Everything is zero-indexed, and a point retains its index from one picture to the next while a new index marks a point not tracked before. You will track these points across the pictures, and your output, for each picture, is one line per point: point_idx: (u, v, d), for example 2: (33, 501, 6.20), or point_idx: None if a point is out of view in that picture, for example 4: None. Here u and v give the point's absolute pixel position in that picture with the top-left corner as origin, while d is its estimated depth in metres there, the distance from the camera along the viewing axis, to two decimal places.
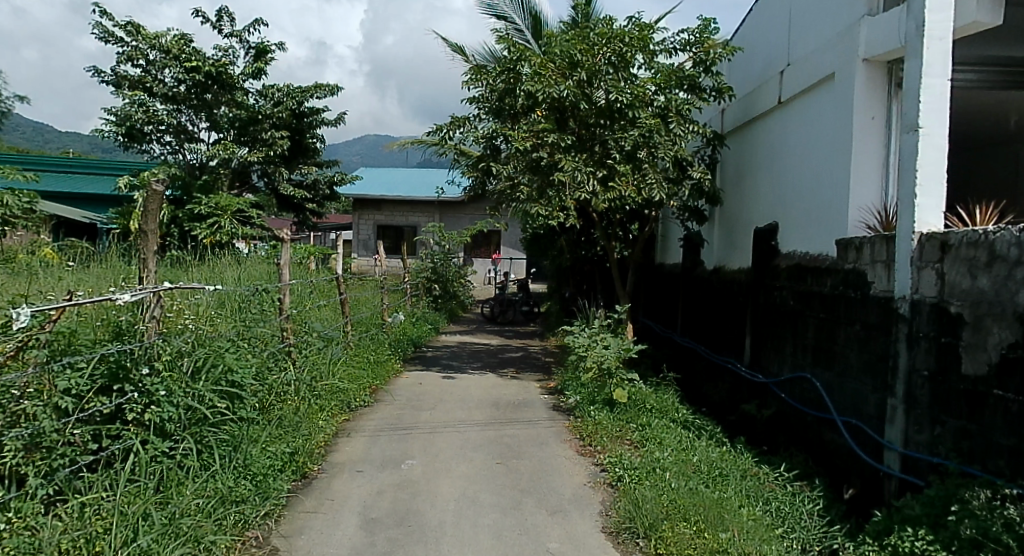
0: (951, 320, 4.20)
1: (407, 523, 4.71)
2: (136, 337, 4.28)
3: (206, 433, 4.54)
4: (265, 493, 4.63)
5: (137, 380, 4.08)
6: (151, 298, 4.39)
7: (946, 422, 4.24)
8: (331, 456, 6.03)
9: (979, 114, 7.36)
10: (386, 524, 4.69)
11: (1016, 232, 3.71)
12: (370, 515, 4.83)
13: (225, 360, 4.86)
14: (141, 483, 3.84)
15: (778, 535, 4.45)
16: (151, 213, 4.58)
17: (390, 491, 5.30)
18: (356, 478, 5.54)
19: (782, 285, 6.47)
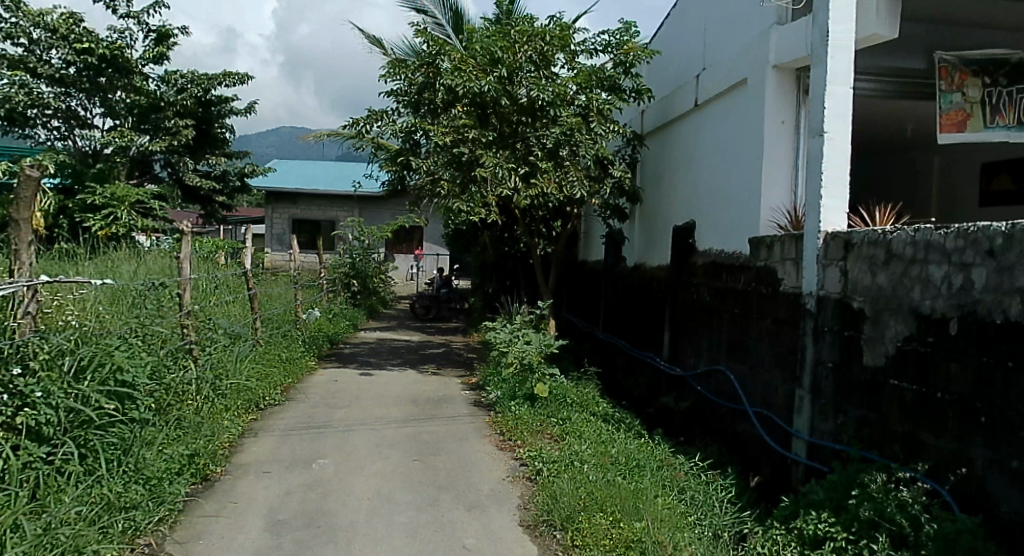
0: (853, 315, 4.49)
1: (316, 524, 4.61)
2: (7, 335, 4.02)
3: (92, 436, 4.26)
4: (159, 498, 4.44)
5: (7, 381, 3.86)
6: (26, 293, 4.14)
7: (848, 411, 4.53)
8: (235, 457, 5.82)
9: (880, 121, 7.81)
10: (293, 525, 4.57)
11: (913, 233, 4.05)
12: (277, 517, 4.70)
13: (115, 358, 4.58)
14: (12, 491, 3.60)
15: (691, 522, 4.61)
16: (24, 203, 4.25)
17: (300, 492, 5.17)
18: (263, 479, 5.37)
19: (699, 281, 6.70)
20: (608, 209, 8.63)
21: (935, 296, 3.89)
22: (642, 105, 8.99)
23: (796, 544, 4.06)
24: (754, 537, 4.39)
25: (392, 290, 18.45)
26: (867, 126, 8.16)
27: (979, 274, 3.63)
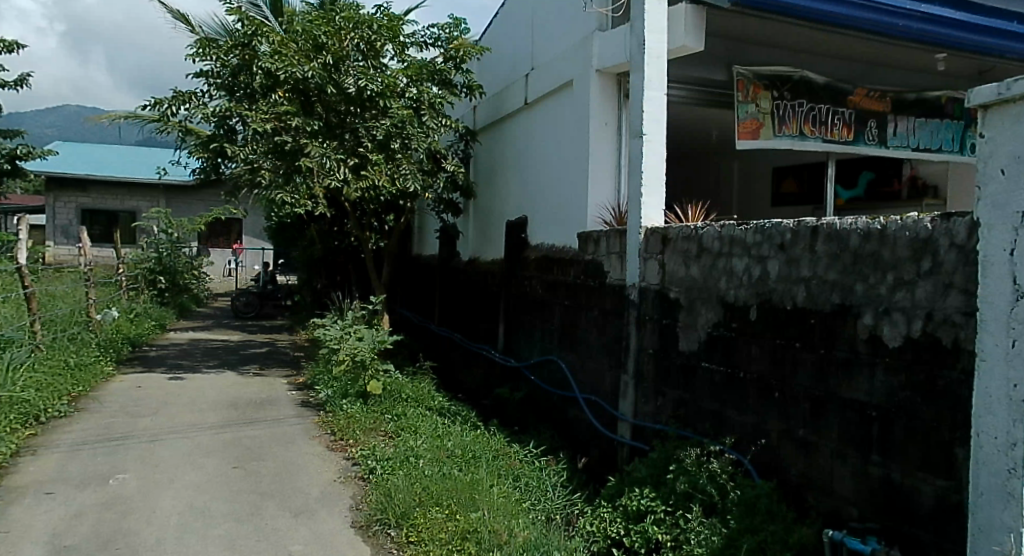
0: (670, 304, 4.88)
1: (114, 547, 4.19)
2: None
3: None
4: None
5: None
6: None
7: (666, 393, 4.92)
8: (9, 480, 5.13)
9: (691, 126, 8.51)
10: (85, 550, 4.13)
11: (719, 229, 4.46)
12: (64, 543, 4.21)
13: None
14: None
15: (525, 508, 4.77)
16: None
17: (94, 512, 4.68)
18: (46, 502, 4.78)
19: (530, 274, 6.92)
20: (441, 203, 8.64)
21: (738, 286, 4.34)
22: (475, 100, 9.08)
23: (622, 520, 4.35)
24: (583, 517, 4.64)
25: (207, 286, 17.18)
26: (679, 131, 8.88)
27: (773, 266, 4.11)
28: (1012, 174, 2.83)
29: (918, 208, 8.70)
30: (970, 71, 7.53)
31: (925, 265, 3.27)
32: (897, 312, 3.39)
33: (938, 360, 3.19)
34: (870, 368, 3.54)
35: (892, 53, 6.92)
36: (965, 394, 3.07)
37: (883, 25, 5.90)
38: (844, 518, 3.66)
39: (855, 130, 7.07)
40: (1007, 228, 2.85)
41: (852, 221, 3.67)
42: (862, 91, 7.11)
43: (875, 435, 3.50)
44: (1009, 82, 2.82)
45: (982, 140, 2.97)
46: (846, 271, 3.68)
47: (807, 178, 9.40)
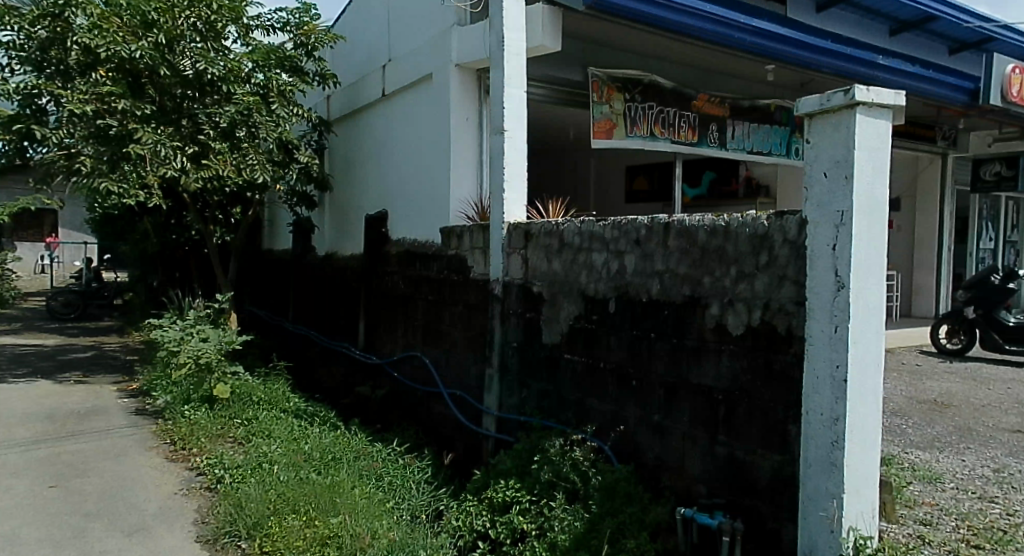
0: (534, 298, 4.99)
1: None
2: None
3: None
4: None
5: None
6: None
7: (530, 385, 5.03)
8: None
9: (548, 124, 8.73)
10: None
11: (579, 224, 4.60)
12: None
13: None
14: None
15: (389, 508, 4.66)
16: None
17: None
18: None
19: (391, 270, 6.79)
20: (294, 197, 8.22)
21: (598, 280, 4.51)
22: (330, 90, 8.81)
23: (487, 512, 4.37)
24: (449, 512, 4.62)
25: (16, 285, 15.28)
26: (538, 128, 9.09)
27: (630, 260, 4.30)
28: (833, 177, 3.15)
29: (753, 205, 9.44)
30: (793, 82, 8.29)
31: (763, 258, 3.56)
32: (740, 303, 3.67)
33: (774, 346, 3.50)
34: (716, 355, 3.81)
35: (725, 61, 7.47)
36: (797, 375, 3.39)
37: (718, 35, 6.35)
38: (694, 495, 3.91)
39: (698, 133, 7.59)
40: (829, 225, 3.18)
41: (700, 218, 3.90)
42: (704, 97, 7.61)
43: (721, 417, 3.77)
44: (831, 94, 3.14)
45: (808, 146, 3.29)
46: (695, 265, 3.93)
47: (657, 176, 9.89)
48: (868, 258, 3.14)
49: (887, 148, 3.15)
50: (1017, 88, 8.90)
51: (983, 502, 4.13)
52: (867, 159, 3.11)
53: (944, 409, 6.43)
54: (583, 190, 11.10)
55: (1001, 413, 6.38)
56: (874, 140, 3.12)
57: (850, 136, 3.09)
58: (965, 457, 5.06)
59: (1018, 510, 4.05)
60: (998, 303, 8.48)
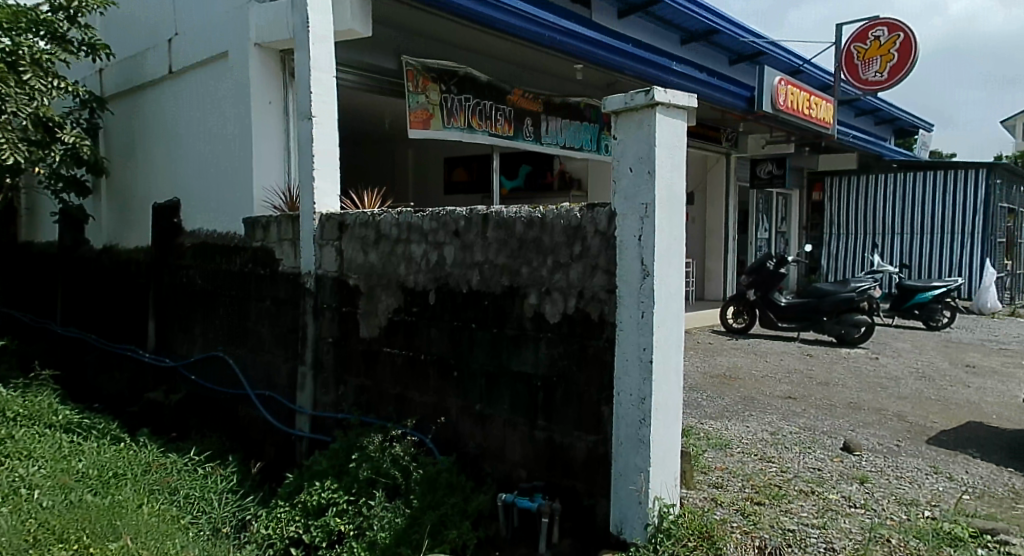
0: (350, 291, 4.84)
1: None
2: None
3: None
4: None
5: None
6: None
7: (347, 381, 4.87)
8: None
9: (358, 112, 8.50)
10: None
11: (396, 215, 4.52)
12: None
13: None
14: None
15: (184, 525, 4.28)
16: None
17: None
18: None
19: (185, 264, 6.27)
20: (59, 180, 7.44)
21: (417, 271, 4.46)
22: (104, 61, 7.94)
23: (300, 517, 4.16)
24: (256, 522, 4.34)
25: None
26: (348, 116, 8.86)
27: (449, 251, 4.30)
28: (637, 172, 3.35)
29: (567, 198, 9.91)
30: (599, 82, 8.76)
31: (578, 249, 3.71)
32: (556, 291, 3.80)
33: (588, 331, 3.66)
34: (535, 342, 3.92)
35: (535, 58, 7.71)
36: (609, 358, 3.58)
37: (529, 32, 6.54)
38: (514, 480, 3.99)
39: (514, 127, 7.78)
40: (635, 217, 3.38)
41: (517, 210, 3.98)
42: (518, 91, 7.79)
43: (539, 402, 3.88)
44: (634, 93, 3.34)
45: (615, 142, 3.46)
46: (513, 256, 4.01)
47: (475, 168, 9.96)
48: (670, 247, 3.38)
49: (684, 147, 3.41)
50: (784, 98, 10.07)
51: (764, 462, 4.64)
52: (667, 155, 3.35)
53: (731, 381, 7.15)
54: (399, 180, 11.00)
55: (776, 383, 7.21)
56: (672, 138, 3.37)
57: (652, 134, 3.30)
58: (748, 423, 5.67)
59: (791, 467, 4.60)
60: (774, 286, 9.48)
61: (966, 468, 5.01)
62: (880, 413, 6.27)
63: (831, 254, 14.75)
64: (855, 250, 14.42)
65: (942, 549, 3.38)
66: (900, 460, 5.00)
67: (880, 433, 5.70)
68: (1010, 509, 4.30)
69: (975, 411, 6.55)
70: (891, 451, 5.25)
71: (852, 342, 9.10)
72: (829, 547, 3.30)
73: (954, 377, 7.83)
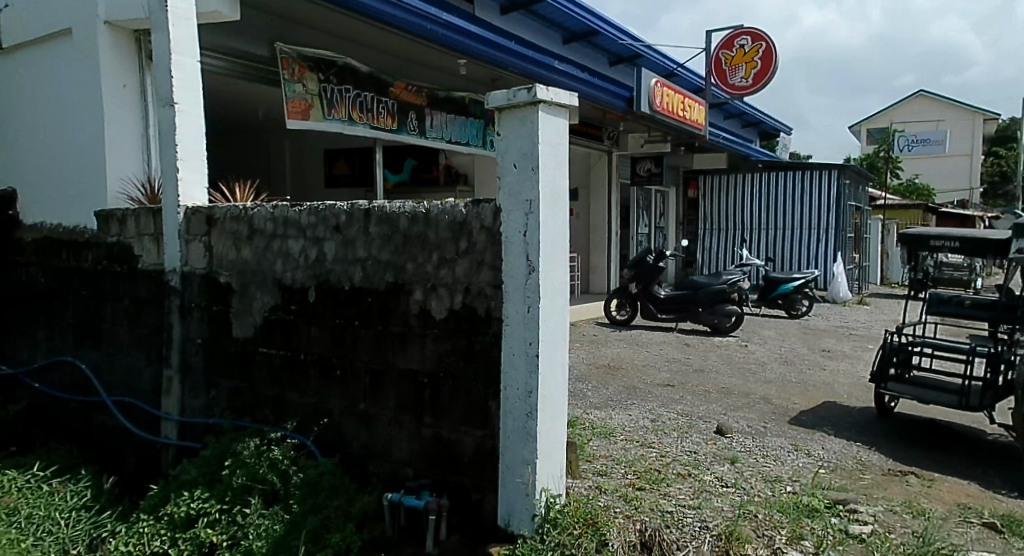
0: (221, 289, 4.60)
1: None
2: None
3: None
4: None
5: None
6: None
7: (219, 384, 4.63)
8: None
9: (229, 100, 8.12)
10: None
11: (271, 209, 4.34)
12: None
13: None
14: None
15: (25, 549, 3.93)
16: None
17: None
18: None
19: (27, 260, 5.77)
20: None
21: (294, 268, 4.30)
22: None
23: (165, 531, 3.90)
24: (114, 538, 4.03)
25: None
26: (217, 104, 8.43)
27: (329, 247, 4.17)
28: (522, 168, 3.37)
29: (453, 193, 9.94)
30: (483, 78, 8.78)
31: (463, 244, 3.70)
32: (442, 288, 3.77)
33: (475, 327, 3.66)
34: (421, 339, 3.87)
35: (418, 51, 7.62)
36: (496, 354, 3.60)
37: (412, 25, 6.46)
38: (400, 479, 3.93)
39: (397, 121, 7.64)
40: (521, 213, 3.40)
41: (400, 205, 3.91)
42: (400, 84, 7.66)
43: (425, 399, 3.84)
44: (516, 90, 3.36)
45: (499, 139, 3.47)
46: (397, 252, 3.94)
47: (356, 161, 9.75)
48: (554, 244, 3.43)
49: (566, 144, 3.47)
50: (659, 99, 10.49)
51: (645, 449, 4.81)
52: (550, 153, 3.39)
53: (615, 371, 7.38)
54: (273, 173, 10.61)
55: (656, 371, 7.52)
56: (554, 135, 3.42)
57: (536, 131, 3.33)
58: (630, 411, 5.86)
59: (669, 451, 4.81)
60: (653, 279, 9.84)
61: (822, 444, 5.42)
62: (749, 397, 6.67)
63: (704, 248, 15.53)
64: (727, 244, 15.25)
65: (802, 521, 3.64)
66: (766, 440, 5.35)
67: (749, 415, 6.05)
68: (859, 480, 4.70)
69: (830, 391, 7.10)
70: (758, 431, 5.59)
71: (723, 331, 9.62)
72: (703, 526, 3.45)
73: (812, 361, 8.45)
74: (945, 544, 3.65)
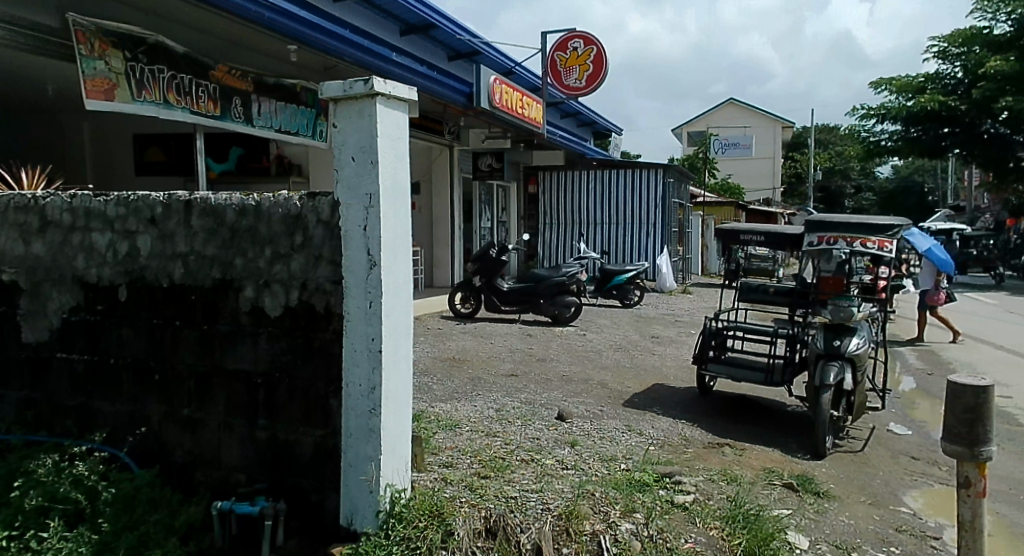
0: (5, 289, 4.13)
1: None
2: None
3: None
4: None
5: None
6: None
7: (5, 395, 4.17)
8: None
9: (17, 75, 7.30)
10: None
11: (67, 199, 3.94)
12: None
13: None
14: None
15: None
16: None
17: None
18: None
19: None
20: None
21: (100, 264, 3.93)
22: None
23: None
24: None
25: None
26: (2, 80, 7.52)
27: (144, 241, 3.84)
28: (360, 161, 3.27)
29: (285, 184, 9.61)
30: (316, 66, 8.47)
31: (299, 239, 3.55)
32: (276, 284, 3.59)
33: (313, 325, 3.53)
34: (253, 338, 3.66)
35: (243, 34, 7.22)
36: (336, 351, 3.49)
37: (235, 8, 6.11)
38: (231, 486, 3.72)
39: (219, 106, 7.23)
40: (360, 207, 3.30)
41: (227, 196, 3.68)
42: (223, 68, 7.25)
43: (259, 401, 3.65)
44: (352, 82, 3.26)
45: (335, 131, 3.34)
46: (224, 246, 3.70)
47: (174, 148, 9.18)
48: (396, 238, 3.37)
49: (406, 138, 3.42)
50: (498, 96, 10.66)
51: (490, 438, 4.87)
52: (389, 147, 3.32)
53: (460, 363, 7.43)
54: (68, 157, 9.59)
55: (499, 362, 7.66)
56: (393, 128, 3.35)
57: (374, 124, 3.25)
58: (475, 402, 5.92)
59: (513, 438, 4.91)
60: (496, 273, 9.96)
61: (652, 423, 5.77)
62: (587, 382, 6.96)
63: (545, 242, 15.92)
64: (565, 239, 15.80)
65: (633, 495, 3.84)
66: (603, 422, 5.61)
67: (587, 400, 6.31)
68: (683, 453, 5.05)
69: (660, 374, 7.59)
70: (596, 414, 5.85)
71: (565, 321, 10.07)
72: (545, 508, 3.54)
73: (644, 347, 8.98)
74: (754, 506, 4.01)
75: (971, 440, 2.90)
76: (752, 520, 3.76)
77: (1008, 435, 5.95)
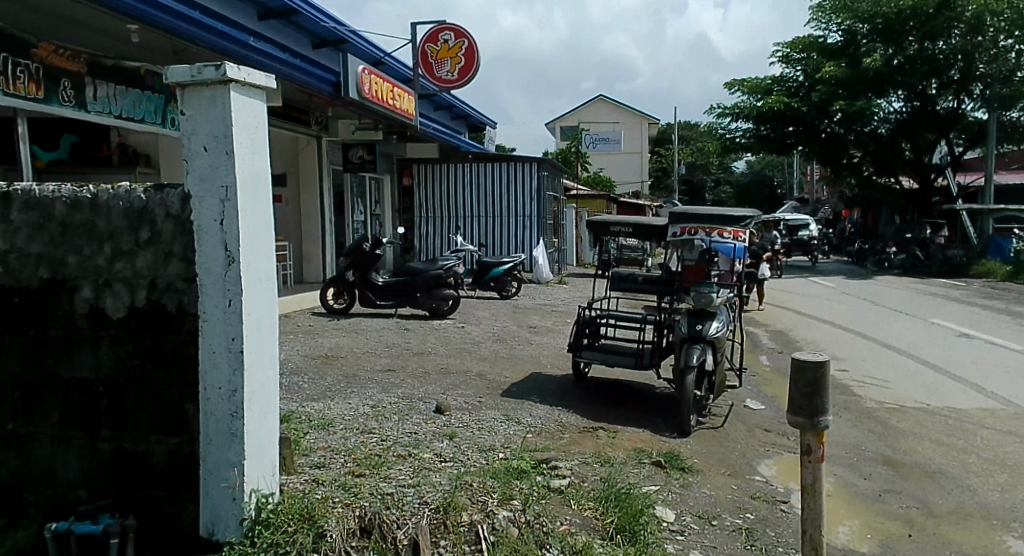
0: None
1: None
2: None
3: None
4: None
5: None
6: None
7: None
8: None
9: None
10: None
11: None
12: None
13: None
14: None
15: None
16: None
17: None
18: None
19: None
20: None
21: None
22: None
23: None
24: None
25: None
26: None
27: None
28: (213, 151, 3.06)
29: (131, 175, 8.99)
30: (163, 49, 7.92)
31: (144, 234, 3.29)
32: (118, 283, 3.32)
33: (163, 325, 3.30)
34: (93, 343, 3.37)
35: (75, 11, 6.60)
36: (191, 353, 3.27)
37: None
38: (70, 503, 3.42)
39: (43, 88, 6.59)
40: (213, 200, 3.10)
41: (54, 188, 3.35)
42: (47, 46, 6.62)
43: (103, 410, 3.36)
44: (200, 66, 3.03)
45: (183, 118, 3.09)
46: (53, 243, 3.37)
47: None
48: (255, 232, 3.19)
49: (264, 128, 3.24)
50: (367, 86, 10.44)
51: (365, 435, 4.75)
52: (245, 136, 3.13)
53: (333, 361, 7.20)
54: None
55: (376, 357, 7.51)
56: (249, 117, 3.16)
57: (227, 112, 3.04)
58: (350, 400, 5.76)
59: (390, 434, 4.82)
60: (370, 266, 9.77)
61: (530, 411, 5.84)
62: (465, 375, 6.95)
63: (421, 236, 15.74)
64: (441, 232, 15.71)
65: (511, 483, 3.87)
66: (481, 413, 5.62)
67: (466, 392, 6.29)
68: (560, 439, 5.16)
69: (536, 363, 7.70)
70: (474, 406, 5.85)
71: (443, 314, 10.00)
72: (422, 502, 3.50)
73: (521, 337, 9.09)
74: (625, 485, 4.15)
75: (812, 411, 3.08)
76: (623, 498, 3.89)
77: (845, 405, 6.52)
